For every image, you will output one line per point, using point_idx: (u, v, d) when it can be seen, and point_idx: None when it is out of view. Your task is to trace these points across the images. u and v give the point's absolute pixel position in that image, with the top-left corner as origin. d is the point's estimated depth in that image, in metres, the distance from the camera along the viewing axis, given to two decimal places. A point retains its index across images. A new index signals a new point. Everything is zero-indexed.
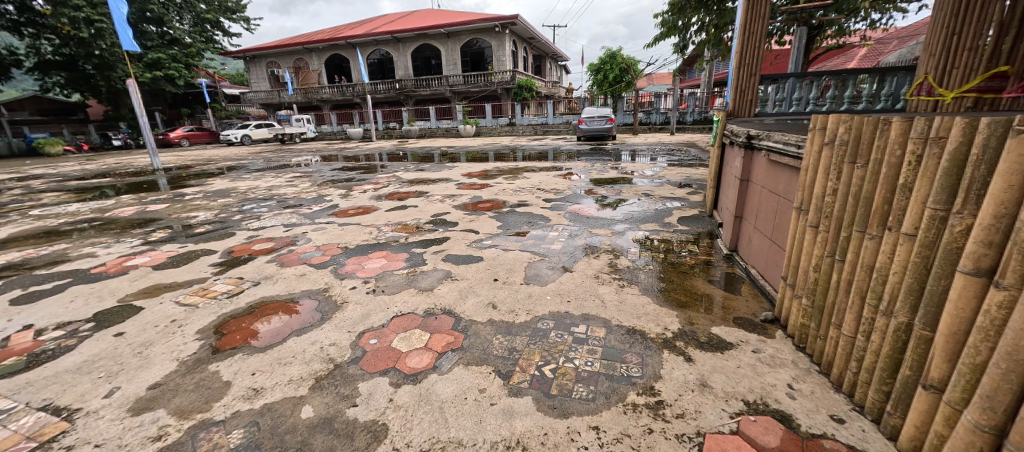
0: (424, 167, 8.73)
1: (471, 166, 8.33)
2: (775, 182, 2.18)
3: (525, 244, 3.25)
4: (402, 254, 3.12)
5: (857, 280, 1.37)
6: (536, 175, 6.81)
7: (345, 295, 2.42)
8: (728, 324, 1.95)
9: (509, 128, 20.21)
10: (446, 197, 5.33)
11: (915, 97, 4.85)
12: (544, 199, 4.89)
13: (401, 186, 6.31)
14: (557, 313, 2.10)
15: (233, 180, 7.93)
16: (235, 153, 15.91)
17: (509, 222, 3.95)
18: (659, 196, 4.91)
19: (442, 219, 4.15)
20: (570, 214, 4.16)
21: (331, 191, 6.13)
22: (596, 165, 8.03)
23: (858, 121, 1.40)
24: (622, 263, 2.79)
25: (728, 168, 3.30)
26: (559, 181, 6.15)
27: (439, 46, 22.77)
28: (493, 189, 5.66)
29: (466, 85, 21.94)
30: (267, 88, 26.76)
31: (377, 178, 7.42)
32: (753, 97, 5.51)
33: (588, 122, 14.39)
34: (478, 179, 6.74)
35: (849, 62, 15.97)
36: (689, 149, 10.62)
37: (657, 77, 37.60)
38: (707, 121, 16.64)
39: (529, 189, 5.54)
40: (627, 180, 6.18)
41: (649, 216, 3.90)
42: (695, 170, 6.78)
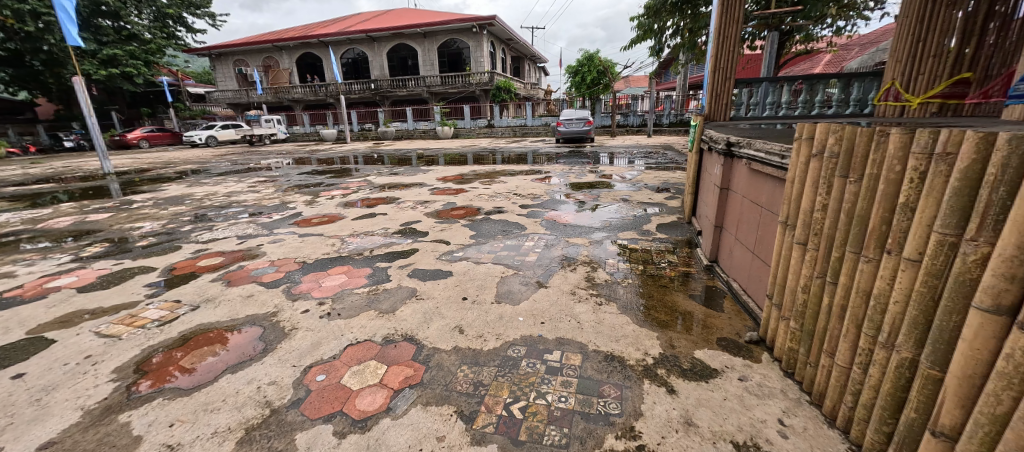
0: (398, 170, 8.42)
1: (447, 170, 8.09)
2: (757, 193, 2.07)
3: (498, 256, 3.07)
4: (364, 269, 2.88)
5: (852, 306, 1.25)
6: (513, 179, 6.64)
7: (295, 320, 2.17)
8: (711, 346, 1.82)
9: (487, 129, 20.01)
10: (419, 203, 5.09)
11: (883, 102, 4.94)
12: (521, 206, 4.73)
13: (372, 192, 6.02)
14: (529, 337, 1.92)
15: (191, 186, 7.43)
16: (198, 156, 15.11)
17: (482, 231, 3.76)
18: (637, 201, 4.82)
19: (411, 228, 3.92)
20: (547, 221, 4.00)
21: (295, 197, 5.79)
22: (574, 168, 7.94)
23: (850, 132, 1.28)
24: (599, 276, 2.64)
25: (707, 175, 3.21)
26: (537, 186, 6.00)
27: (416, 46, 22.35)
28: (468, 194, 5.45)
29: (444, 86, 21.60)
30: (234, 87, 25.66)
31: (347, 183, 7.09)
32: (728, 101, 5.49)
33: (566, 124, 14.36)
34: (454, 184, 6.52)
35: (815, 67, 16.59)
36: (665, 151, 10.71)
37: (633, 80, 38.18)
38: (683, 123, 16.92)
39: (505, 195, 5.36)
40: (605, 184, 6.09)
41: (627, 223, 3.78)
42: (672, 173, 6.77)
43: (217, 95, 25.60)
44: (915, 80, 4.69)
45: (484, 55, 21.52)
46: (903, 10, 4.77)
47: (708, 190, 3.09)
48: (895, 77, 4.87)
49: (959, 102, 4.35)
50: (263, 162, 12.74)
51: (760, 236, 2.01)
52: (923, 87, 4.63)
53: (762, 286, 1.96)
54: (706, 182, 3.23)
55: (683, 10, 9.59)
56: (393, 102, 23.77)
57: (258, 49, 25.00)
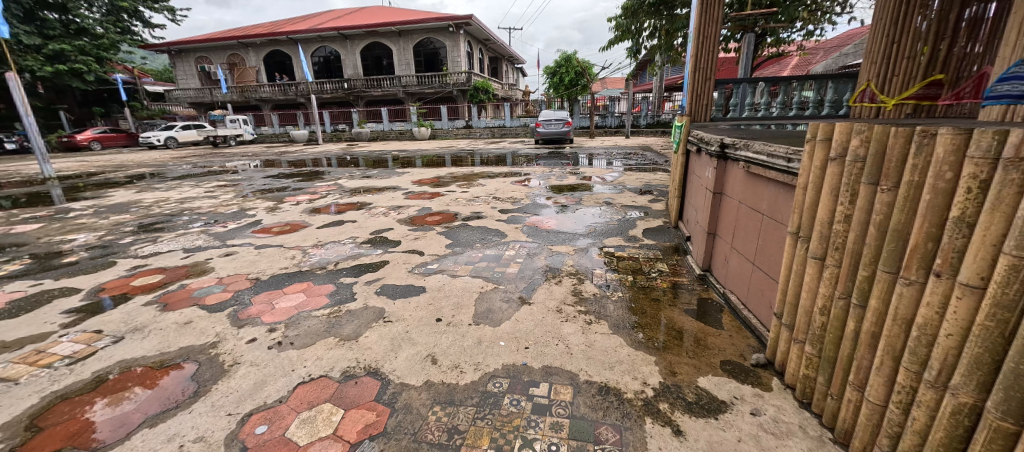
0: (371, 173, 8.03)
1: (422, 172, 7.76)
2: (757, 198, 1.90)
3: (477, 268, 2.81)
4: (327, 286, 2.57)
5: (889, 336, 1.07)
6: (491, 181, 6.40)
7: (238, 353, 1.86)
8: (716, 372, 1.62)
9: (465, 130, 19.69)
10: (391, 208, 4.78)
11: (859, 103, 4.96)
12: (500, 210, 4.49)
13: (342, 196, 5.65)
14: (512, 367, 1.68)
15: (141, 191, 6.84)
16: (156, 158, 14.18)
17: (459, 239, 3.49)
18: (620, 204, 4.67)
19: (382, 236, 3.62)
20: (529, 227, 3.77)
21: (257, 203, 5.37)
22: (554, 170, 7.77)
23: (880, 132, 1.10)
24: (587, 289, 2.43)
25: (695, 178, 3.06)
26: (516, 189, 5.78)
27: (390, 45, 21.78)
28: (444, 198, 5.17)
29: (420, 86, 21.13)
30: (197, 86, 24.37)
31: (315, 186, 6.68)
32: (708, 101, 5.41)
33: (545, 125, 14.25)
34: (430, 187, 6.22)
35: (784, 71, 17.12)
36: (644, 152, 10.71)
37: (610, 82, 38.57)
38: (660, 125, 17.11)
39: (484, 199, 5.11)
40: (586, 186, 5.93)
41: (612, 229, 3.59)
42: (653, 175, 6.68)
43: (178, 94, 24.24)
44: (889, 81, 4.73)
45: (460, 55, 21.18)
46: (878, 12, 4.81)
47: (697, 194, 2.94)
48: (871, 78, 4.90)
49: (932, 104, 4.40)
50: (227, 165, 12.04)
51: (762, 246, 1.84)
52: (897, 88, 4.67)
53: (765, 301, 1.79)
54: (694, 186, 3.08)
55: (660, 11, 9.59)
56: (367, 103, 23.10)
57: (223, 46, 23.81)
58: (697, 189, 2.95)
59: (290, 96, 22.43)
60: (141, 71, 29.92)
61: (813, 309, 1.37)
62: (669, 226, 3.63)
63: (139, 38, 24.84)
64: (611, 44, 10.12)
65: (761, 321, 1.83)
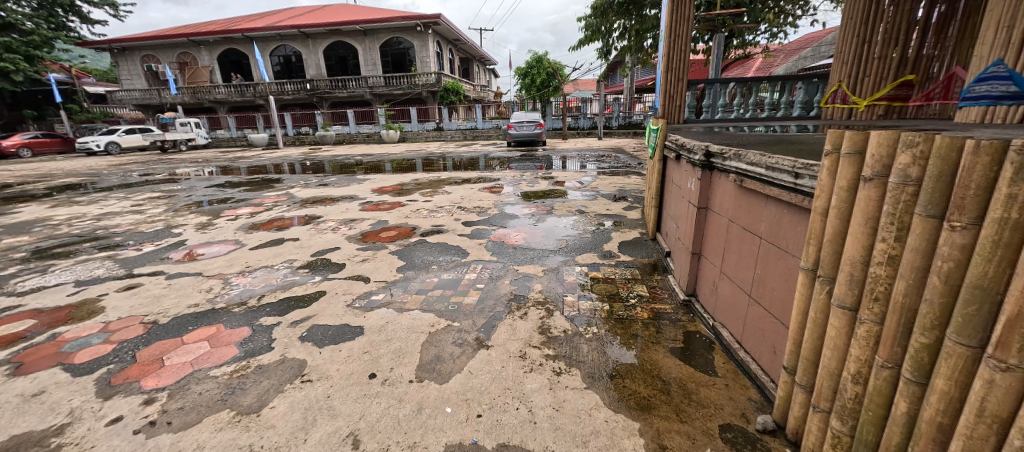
0: (329, 180, 7.42)
1: (385, 180, 7.23)
2: (753, 219, 1.59)
3: (429, 299, 2.40)
4: (240, 331, 2.10)
5: (972, 435, 0.75)
6: (458, 189, 5.97)
7: (89, 444, 1.38)
8: (715, 443, 1.28)
9: (436, 133, 19.13)
10: (342, 222, 4.29)
11: (831, 104, 4.87)
12: (464, 223, 4.09)
13: (290, 209, 5.09)
14: (458, 449, 1.29)
15: (56, 206, 6.01)
16: (91, 165, 12.93)
17: (413, 259, 3.06)
18: (593, 212, 4.36)
19: (324, 258, 3.13)
20: (495, 243, 3.39)
21: (188, 218, 4.75)
22: (526, 174, 7.42)
23: (947, 147, 0.78)
24: (556, 323, 2.06)
25: (674, 187, 2.79)
26: (484, 197, 5.38)
27: (355, 44, 20.90)
28: (404, 210, 4.71)
29: (387, 88, 20.38)
30: (143, 86, 22.67)
31: (263, 197, 6.06)
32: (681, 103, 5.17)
33: (517, 127, 13.94)
34: (390, 196, 5.73)
35: (748, 72, 17.55)
36: (617, 154, 10.55)
37: (583, 83, 38.71)
38: (631, 126, 17.13)
39: (447, 209, 4.69)
40: (558, 193, 5.61)
41: (585, 243, 3.26)
42: (627, 178, 6.45)
43: (122, 95, 22.47)
44: (861, 82, 4.61)
45: (429, 55, 20.57)
46: (847, 10, 4.65)
47: (677, 205, 2.66)
48: (842, 79, 4.77)
49: (903, 105, 4.33)
50: (172, 173, 11.05)
51: (761, 276, 1.53)
52: (869, 89, 4.56)
53: (768, 342, 1.48)
54: (674, 196, 2.79)
55: (630, 11, 9.41)
56: (332, 104, 22.11)
57: (171, 44, 22.21)
58: (677, 200, 2.67)
59: (248, 97, 21.17)
60: (80, 70, 27.62)
61: (840, 373, 1.06)
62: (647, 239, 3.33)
63: (76, 35, 22.89)
64: (581, 44, 9.87)
65: (762, 366, 1.52)
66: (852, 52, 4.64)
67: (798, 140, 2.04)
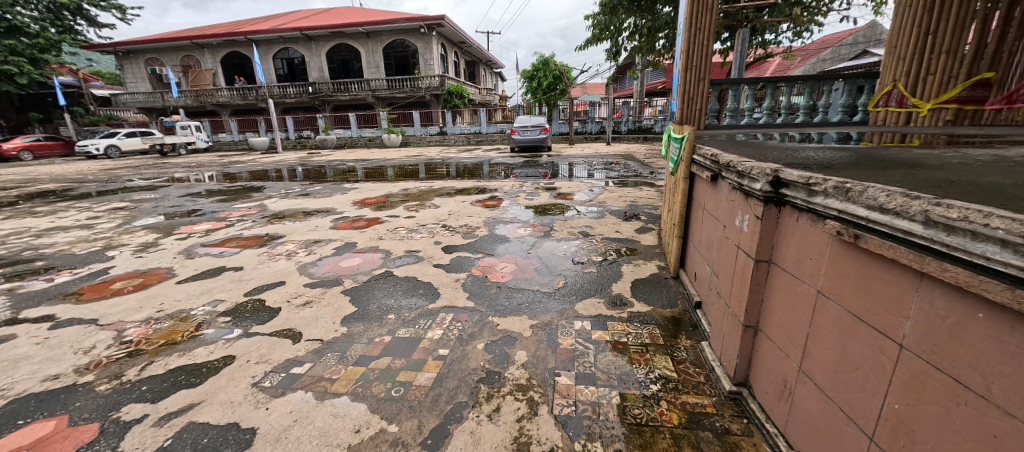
0: (311, 189, 6.82)
1: (371, 189, 6.61)
2: (881, 307, 0.89)
3: (368, 376, 1.71)
4: (83, 432, 1.45)
5: None
6: (448, 202, 5.33)
7: None
8: None
9: (439, 137, 18.62)
10: (304, 244, 3.65)
11: (883, 108, 4.11)
12: (445, 248, 3.42)
13: (253, 225, 4.48)
14: None
15: (7, 218, 5.47)
16: (83, 170, 12.58)
17: (367, 304, 2.38)
18: (601, 235, 3.66)
19: (257, 299, 2.48)
20: (476, 279, 2.71)
21: (134, 237, 4.15)
22: (526, 184, 6.75)
23: None
24: (540, 434, 1.36)
25: (706, 213, 2.10)
26: (476, 212, 4.74)
27: (358, 47, 20.46)
28: (380, 228, 4.07)
29: (390, 91, 19.89)
30: (146, 89, 22.53)
31: (232, 209, 5.46)
32: (703, 105, 4.58)
33: (521, 132, 13.28)
34: (371, 210, 5.09)
35: (764, 74, 16.69)
36: (628, 162, 9.82)
37: (591, 85, 37.98)
38: (641, 131, 16.38)
39: (429, 228, 4.04)
40: (560, 207, 4.91)
41: (588, 285, 2.55)
42: (639, 191, 5.73)
43: (126, 98, 22.35)
44: (922, 81, 3.83)
45: (433, 58, 20.03)
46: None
47: (712, 242, 1.97)
48: (897, 78, 4.02)
49: (978, 109, 3.59)
50: (159, 179, 10.58)
51: (903, 417, 0.84)
52: (932, 91, 3.77)
53: None
54: (705, 227, 2.11)
55: (642, 8, 8.67)
56: (334, 108, 21.72)
57: (175, 47, 22.04)
58: (711, 234, 1.98)
59: (250, 101, 20.88)
60: (87, 74, 27.72)
61: None
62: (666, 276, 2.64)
63: (82, 38, 22.86)
64: (589, 44, 9.17)
65: None
66: (909, 48, 3.89)
67: (910, 162, 1.34)
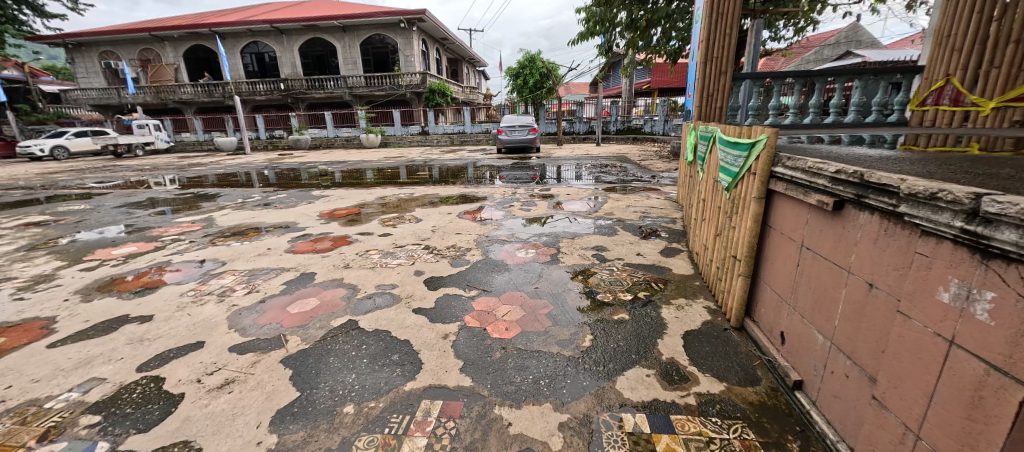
0: (273, 198, 5.96)
1: (343, 198, 5.79)
2: None
3: None
4: None
5: None
6: (431, 215, 4.57)
7: None
8: None
9: (421, 137, 17.75)
10: (245, 276, 2.85)
11: (933, 106, 3.66)
12: (429, 280, 2.70)
13: (189, 248, 3.63)
14: None
15: None
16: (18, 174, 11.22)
17: (315, 385, 1.63)
18: (620, 259, 2.99)
19: (153, 379, 1.70)
20: (472, 334, 2.00)
21: (28, 266, 3.25)
22: (518, 190, 6.04)
23: None
24: None
25: (806, 251, 1.46)
26: (464, 228, 4.00)
27: (333, 41, 19.30)
28: (347, 252, 3.29)
29: (368, 88, 18.89)
30: (100, 85, 20.82)
31: (171, 224, 4.57)
32: (724, 102, 4.18)
33: (508, 132, 12.58)
34: (340, 225, 4.31)
35: None
36: (624, 164, 9.28)
37: (575, 86, 37.52)
38: (631, 131, 15.92)
39: (409, 252, 3.29)
40: (563, 220, 4.24)
41: (626, 342, 1.87)
42: (646, 199, 5.11)
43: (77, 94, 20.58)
44: (984, 75, 3.28)
45: (414, 54, 19.08)
46: None
47: (829, 298, 1.33)
48: (950, 72, 3.53)
49: None
50: (104, 185, 9.42)
51: None
52: (996, 87, 3.22)
53: None
54: (804, 271, 1.47)
55: None
56: (309, 106, 20.54)
57: (132, 39, 20.40)
58: (826, 286, 1.34)
59: (216, 98, 19.50)
60: (36, 69, 25.58)
61: None
62: (723, 325, 2.00)
63: (27, 28, 20.93)
64: (582, 38, 8.52)
65: None
66: (970, 36, 3.35)
67: None
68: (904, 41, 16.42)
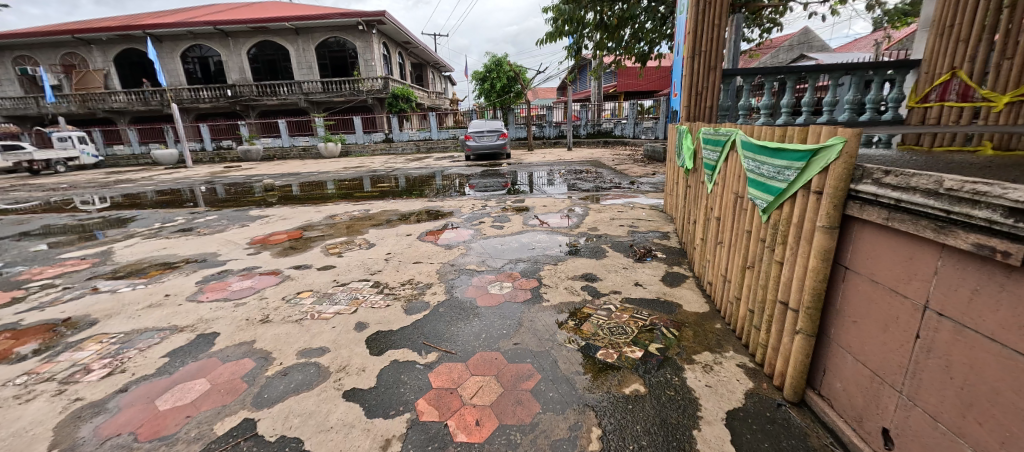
0: (200, 221, 5.07)
1: (284, 219, 4.97)
2: None
3: None
4: None
5: None
6: (386, 238, 3.87)
7: None
8: None
9: (385, 145, 16.82)
10: (116, 344, 2.07)
11: (938, 103, 3.36)
12: (375, 335, 2.04)
13: (58, 299, 2.76)
14: None
15: None
16: None
17: None
18: (615, 293, 2.42)
19: None
20: (428, 437, 1.36)
21: None
22: (489, 203, 5.43)
23: None
24: None
25: (940, 320, 0.94)
26: (426, 255, 3.33)
27: (286, 45, 18.01)
28: (271, 298, 2.56)
29: (325, 94, 17.74)
30: (15, 94, 18.52)
31: (52, 262, 3.63)
32: (714, 102, 3.81)
33: (476, 138, 12.00)
34: (273, 254, 3.54)
35: None
36: (598, 169, 8.88)
37: (543, 91, 37.33)
38: (601, 134, 15.70)
39: (353, 293, 2.59)
40: (540, 238, 3.67)
41: (654, 443, 1.29)
42: (630, 210, 4.64)
43: None
44: (996, 67, 2.98)
45: (374, 58, 18.11)
46: None
47: (1005, 409, 0.82)
48: (955, 66, 3.24)
49: None
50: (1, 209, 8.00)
51: None
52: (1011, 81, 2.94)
53: None
54: (937, 351, 0.95)
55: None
56: (260, 114, 19.12)
57: (52, 43, 18.30)
58: (995, 387, 0.83)
59: (153, 107, 17.76)
60: None
61: None
62: (772, 395, 1.47)
63: None
64: (550, 38, 8.03)
65: None
66: (977, 25, 3.06)
67: None
68: (854, 44, 17.13)
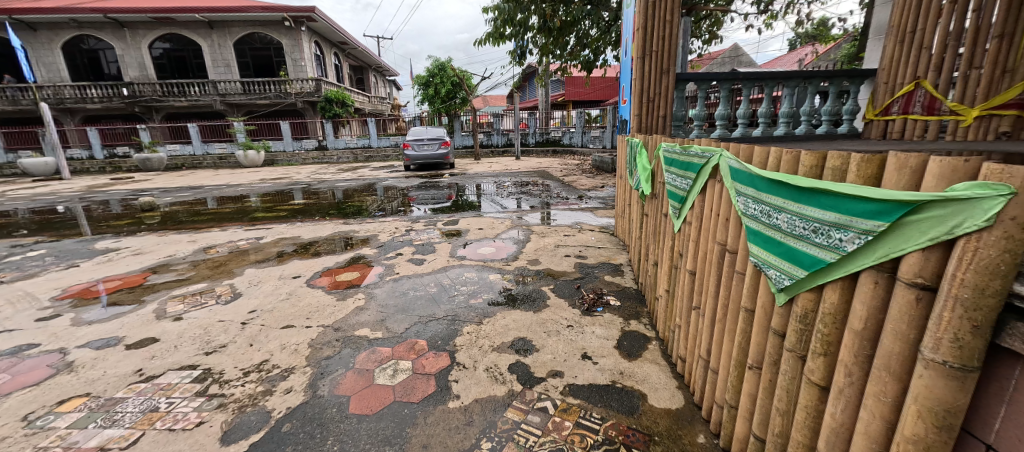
0: (14, 261, 3.75)
1: (139, 254, 3.81)
2: None
3: None
4: None
5: None
6: (262, 284, 2.88)
7: None
8: None
9: (317, 153, 15.25)
10: None
11: (899, 116, 3.06)
12: None
13: None
14: None
15: None
16: None
17: None
18: (556, 378, 1.69)
19: None
20: None
21: None
22: (416, 226, 4.59)
23: None
24: None
25: None
26: (305, 310, 2.42)
27: (197, 39, 15.85)
28: (2, 420, 1.56)
29: (245, 96, 15.82)
30: None
31: None
32: (668, 110, 3.29)
33: (415, 147, 11.05)
34: (78, 317, 2.46)
35: None
36: (547, 181, 8.32)
37: (493, 99, 36.75)
38: (550, 143, 15.36)
39: (152, 399, 1.65)
40: (466, 278, 2.90)
41: None
42: (578, 233, 4.01)
43: None
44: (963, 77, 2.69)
45: (304, 58, 16.44)
46: None
47: None
48: (919, 75, 2.94)
49: None
50: None
51: None
52: (980, 93, 2.67)
53: None
54: None
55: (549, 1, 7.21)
56: (167, 117, 16.72)
57: None
58: None
59: (24, 107, 14.84)
60: None
61: None
62: None
63: None
64: (490, 41, 7.34)
65: None
66: (939, 30, 2.78)
67: None
68: (780, 61, 18.28)
